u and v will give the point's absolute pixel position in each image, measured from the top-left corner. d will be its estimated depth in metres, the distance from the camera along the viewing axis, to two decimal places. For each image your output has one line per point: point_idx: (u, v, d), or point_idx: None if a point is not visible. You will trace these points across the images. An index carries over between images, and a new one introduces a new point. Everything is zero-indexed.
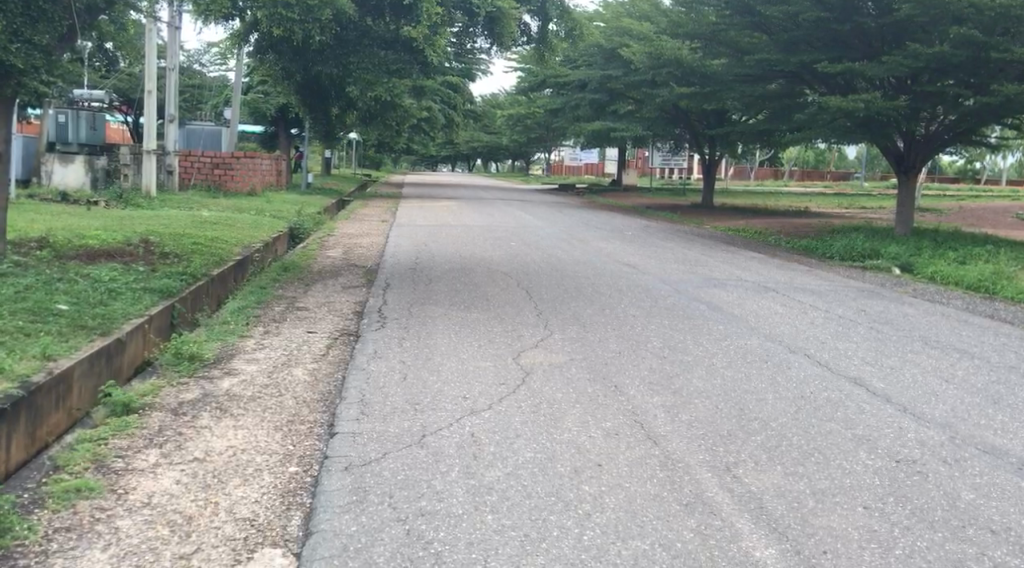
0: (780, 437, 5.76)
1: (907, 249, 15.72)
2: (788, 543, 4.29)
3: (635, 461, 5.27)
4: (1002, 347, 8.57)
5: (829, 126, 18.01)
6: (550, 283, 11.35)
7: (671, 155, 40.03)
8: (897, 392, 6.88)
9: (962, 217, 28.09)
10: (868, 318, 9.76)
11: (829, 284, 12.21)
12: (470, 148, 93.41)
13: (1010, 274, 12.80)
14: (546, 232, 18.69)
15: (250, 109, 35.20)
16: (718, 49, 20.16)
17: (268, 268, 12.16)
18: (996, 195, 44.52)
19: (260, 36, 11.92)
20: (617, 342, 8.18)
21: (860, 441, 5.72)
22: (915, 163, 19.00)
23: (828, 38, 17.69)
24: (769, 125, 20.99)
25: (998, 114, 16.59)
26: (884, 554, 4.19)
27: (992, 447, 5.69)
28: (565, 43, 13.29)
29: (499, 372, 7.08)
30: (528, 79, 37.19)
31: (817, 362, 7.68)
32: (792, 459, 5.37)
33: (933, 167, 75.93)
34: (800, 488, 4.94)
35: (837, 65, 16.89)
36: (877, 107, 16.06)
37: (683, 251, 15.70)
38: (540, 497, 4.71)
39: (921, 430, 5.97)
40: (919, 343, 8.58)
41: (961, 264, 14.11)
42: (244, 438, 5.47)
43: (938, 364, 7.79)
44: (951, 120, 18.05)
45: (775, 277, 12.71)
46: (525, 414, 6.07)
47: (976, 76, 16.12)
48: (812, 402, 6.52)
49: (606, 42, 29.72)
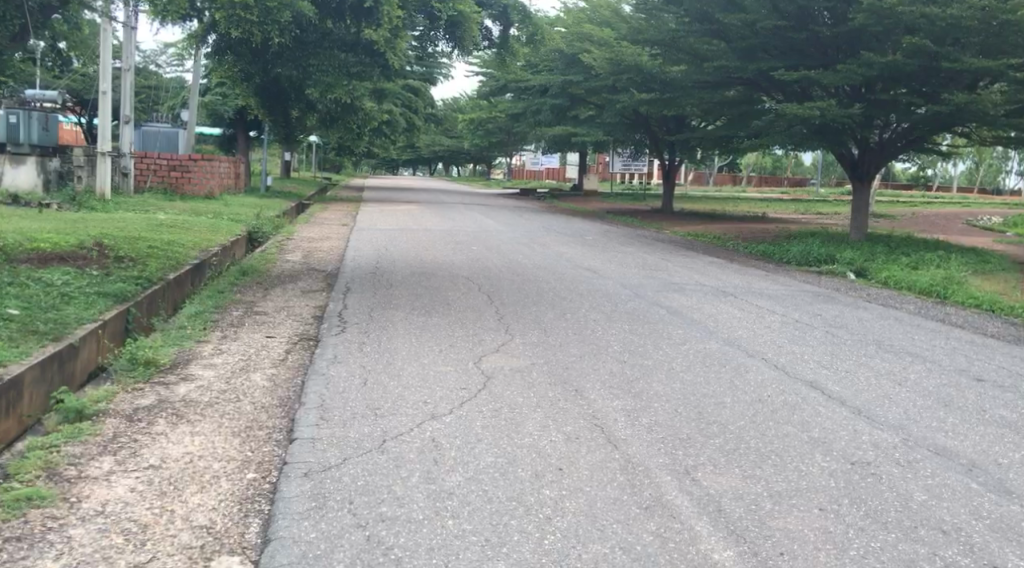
0: (738, 440, 5.83)
1: (862, 254, 16.03)
2: (745, 545, 4.34)
3: (595, 465, 5.30)
4: (954, 351, 8.77)
5: (785, 133, 18.29)
6: (512, 288, 11.37)
7: (631, 160, 40.36)
8: (851, 395, 7.01)
9: (914, 223, 28.68)
10: (824, 322, 9.93)
11: (786, 288, 12.39)
12: (431, 151, 93.22)
13: (959, 279, 13.10)
14: (507, 236, 18.71)
15: (208, 111, 34.76)
16: (677, 56, 20.38)
17: (226, 272, 12.01)
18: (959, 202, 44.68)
19: (218, 36, 11.73)
20: (578, 346, 8.22)
21: (815, 443, 5.82)
22: (867, 170, 19.43)
23: (784, 46, 17.96)
24: (727, 132, 21.26)
25: (949, 122, 16.99)
26: (838, 555, 4.26)
27: (942, 448, 5.82)
28: (527, 47, 13.32)
29: (461, 376, 7.08)
30: (489, 84, 37.22)
31: (774, 366, 7.79)
32: (750, 462, 5.43)
33: (886, 174, 77.43)
34: (758, 490, 5.00)
35: (793, 73, 17.17)
36: (831, 114, 16.35)
37: (643, 256, 15.84)
38: (500, 502, 4.71)
39: (874, 432, 6.08)
40: (873, 347, 8.75)
41: (912, 269, 14.41)
42: (201, 444, 5.40)
43: (891, 367, 7.95)
44: (902, 128, 18.44)
45: (733, 281, 12.87)
46: (486, 418, 6.07)
47: (927, 85, 16.49)
48: (768, 406, 6.61)
49: (567, 47, 29.88)
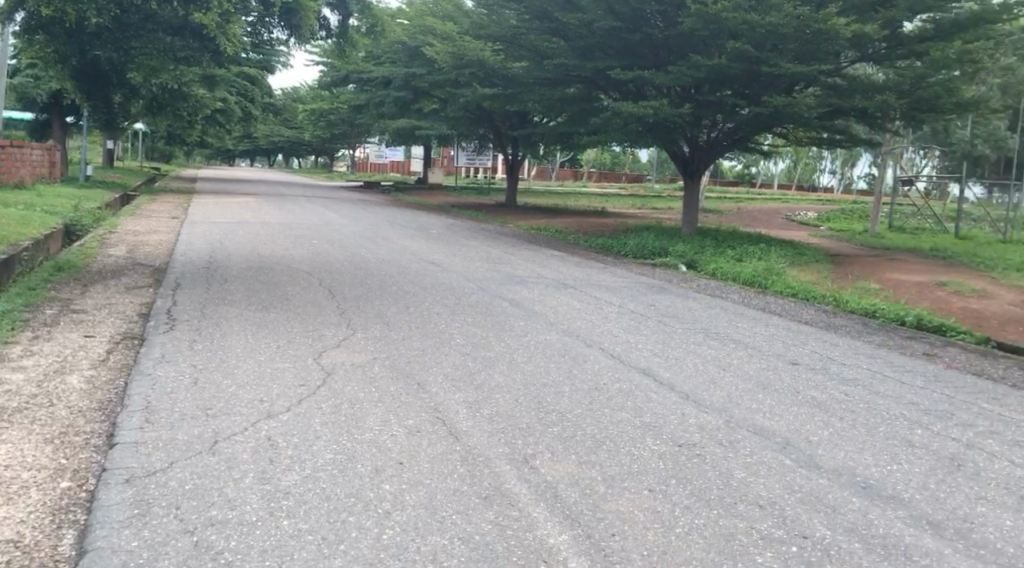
0: (575, 427, 6.00)
1: (692, 247, 16.86)
2: (580, 529, 4.47)
3: (435, 458, 5.30)
4: (773, 337, 9.38)
5: (622, 131, 18.96)
6: (353, 282, 11.19)
7: (475, 154, 40.64)
8: (681, 381, 7.36)
9: (740, 218, 30.43)
10: (656, 312, 10.36)
11: (622, 280, 12.85)
12: (270, 142, 90.33)
13: (778, 270, 14.03)
14: (350, 229, 18.39)
15: (19, 94, 32.19)
16: (518, 52, 20.68)
17: (40, 268, 11.17)
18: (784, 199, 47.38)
19: (27, 14, 10.79)
20: (420, 340, 8.20)
21: (647, 428, 6.07)
22: (696, 167, 20.44)
23: (619, 46, 18.60)
24: (567, 128, 21.80)
25: (769, 124, 18.13)
26: (665, 533, 4.47)
27: (760, 428, 6.21)
28: (367, 38, 13.14)
29: (299, 372, 6.91)
30: (329, 74, 36.45)
31: (610, 355, 8.06)
32: (586, 448, 5.61)
33: (714, 171, 81.79)
34: (593, 475, 5.16)
35: (628, 73, 17.82)
36: (663, 113, 17.08)
37: (486, 249, 15.98)
38: (338, 499, 4.63)
39: (700, 416, 6.41)
40: (701, 335, 9.22)
41: (736, 261, 15.30)
42: (7, 453, 4.99)
43: (717, 354, 8.41)
44: (728, 128, 19.53)
45: (572, 273, 13.21)
46: (325, 415, 5.95)
47: (749, 87, 17.52)
48: (605, 394, 6.83)
49: (409, 40, 29.70)
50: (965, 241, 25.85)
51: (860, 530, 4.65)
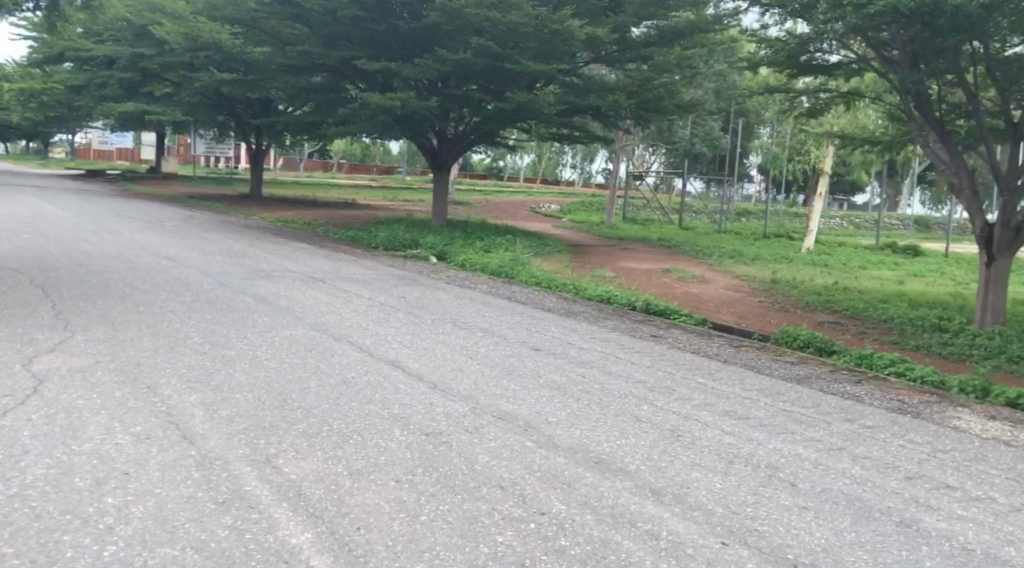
0: (321, 423, 5.88)
1: (441, 238, 17.13)
2: (323, 525, 4.38)
3: (167, 464, 4.98)
4: (517, 324, 9.74)
5: (370, 122, 18.83)
6: (73, 280, 10.21)
7: (216, 143, 38.58)
8: (429, 370, 7.45)
9: (488, 210, 31.35)
10: (406, 303, 10.41)
11: (372, 272, 12.78)
12: None
13: (522, 260, 14.63)
14: (71, 222, 16.77)
15: None
16: (259, 37, 19.89)
17: None
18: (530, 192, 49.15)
19: None
20: (151, 340, 7.65)
21: (395, 419, 6.08)
22: (445, 160, 20.77)
23: (365, 36, 18.45)
24: (314, 118, 21.30)
25: (513, 119, 18.82)
26: (411, 522, 4.49)
27: (504, 413, 6.43)
28: (81, 13, 12.05)
29: (5, 381, 6.20)
30: (41, 50, 32.97)
31: (358, 348, 7.98)
32: (332, 443, 5.51)
33: (463, 164, 83.63)
34: (338, 470, 5.08)
35: (374, 63, 17.72)
36: (411, 105, 17.19)
37: (228, 242, 15.23)
38: (53, 518, 4.21)
39: (447, 404, 6.52)
40: (449, 325, 9.39)
41: (484, 252, 15.75)
42: None
43: (464, 343, 8.60)
44: (474, 122, 20.03)
45: (321, 267, 12.92)
46: (37, 427, 5.38)
47: (494, 83, 18.10)
48: (352, 387, 6.76)
49: (136, 18, 27.58)
50: (688, 232, 28.31)
51: (592, 502, 4.96)
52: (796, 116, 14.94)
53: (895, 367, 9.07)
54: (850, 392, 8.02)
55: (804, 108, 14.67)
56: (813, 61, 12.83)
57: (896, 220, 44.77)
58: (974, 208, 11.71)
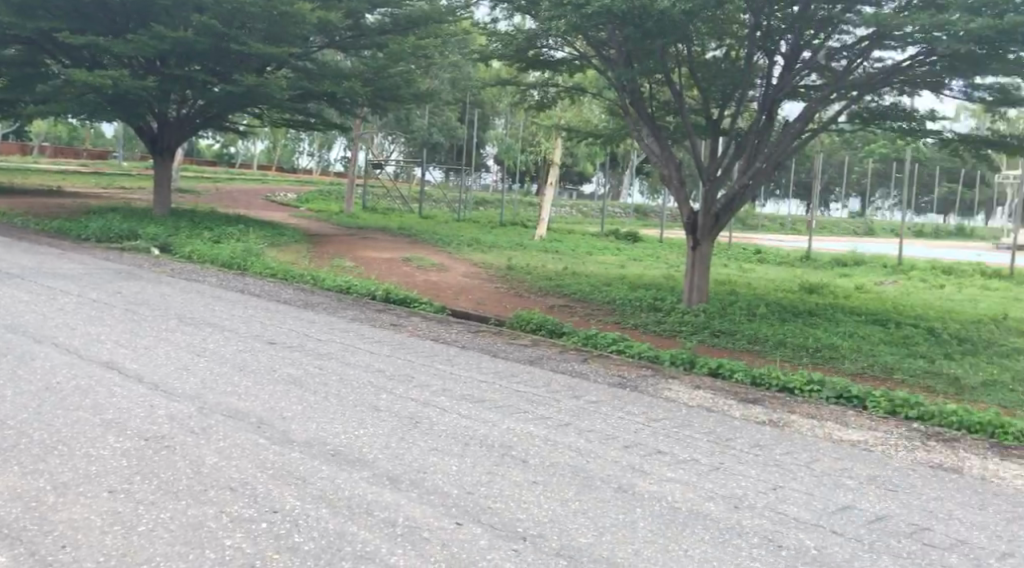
0: (18, 436, 5.26)
1: (166, 229, 16.02)
2: (21, 548, 3.93)
3: None
4: (249, 318, 9.33)
5: (80, 102, 17.15)
6: None
7: None
8: (150, 370, 6.93)
9: (220, 199, 29.82)
10: (123, 300, 9.59)
11: (83, 267, 11.65)
12: None
13: (255, 252, 14.05)
14: None
15: None
16: None
17: None
18: (265, 181, 47.35)
19: None
20: None
21: (109, 425, 5.58)
22: (168, 145, 19.43)
23: (70, 7, 16.75)
24: (11, 95, 19.01)
25: (242, 103, 17.99)
26: (127, 534, 4.16)
27: (233, 411, 6.13)
28: None
29: None
30: None
31: (65, 350, 7.24)
32: (32, 457, 4.96)
33: (193, 150, 78.81)
34: (40, 486, 4.58)
35: (82, 37, 16.16)
36: (124, 85, 15.91)
37: None
38: None
39: (170, 405, 6.10)
40: (174, 321, 8.80)
41: (214, 244, 14.94)
42: None
43: (191, 339, 8.09)
44: (202, 105, 18.90)
45: (21, 262, 11.57)
46: None
47: (221, 65, 17.45)
48: (57, 394, 6.12)
49: None
50: (428, 220, 28.71)
51: (327, 496, 4.86)
52: (526, 108, 15.57)
53: (617, 344, 9.79)
54: (577, 371, 8.52)
55: (532, 102, 15.34)
56: (539, 57, 13.44)
57: (619, 209, 48.29)
58: (681, 198, 12.91)
